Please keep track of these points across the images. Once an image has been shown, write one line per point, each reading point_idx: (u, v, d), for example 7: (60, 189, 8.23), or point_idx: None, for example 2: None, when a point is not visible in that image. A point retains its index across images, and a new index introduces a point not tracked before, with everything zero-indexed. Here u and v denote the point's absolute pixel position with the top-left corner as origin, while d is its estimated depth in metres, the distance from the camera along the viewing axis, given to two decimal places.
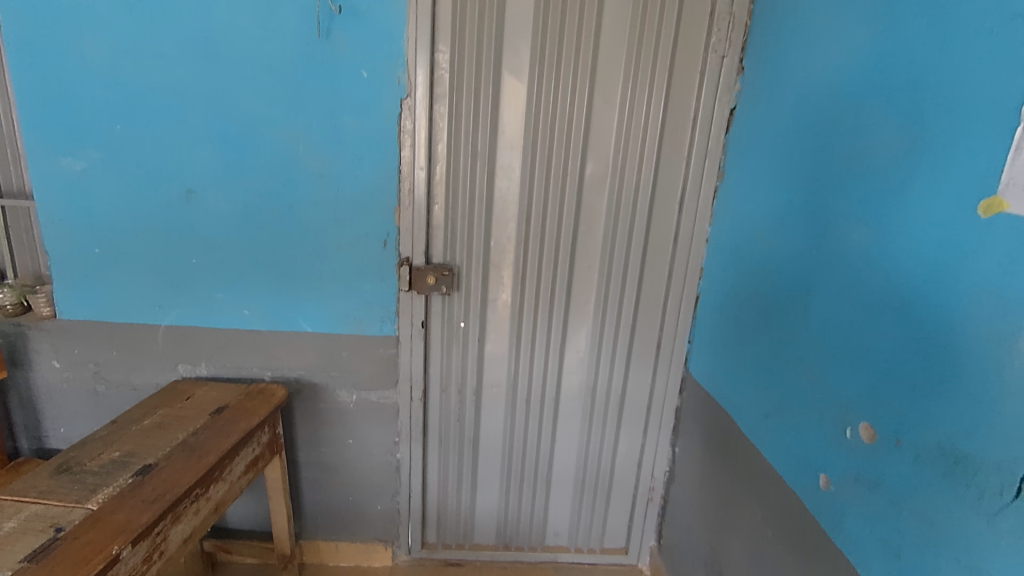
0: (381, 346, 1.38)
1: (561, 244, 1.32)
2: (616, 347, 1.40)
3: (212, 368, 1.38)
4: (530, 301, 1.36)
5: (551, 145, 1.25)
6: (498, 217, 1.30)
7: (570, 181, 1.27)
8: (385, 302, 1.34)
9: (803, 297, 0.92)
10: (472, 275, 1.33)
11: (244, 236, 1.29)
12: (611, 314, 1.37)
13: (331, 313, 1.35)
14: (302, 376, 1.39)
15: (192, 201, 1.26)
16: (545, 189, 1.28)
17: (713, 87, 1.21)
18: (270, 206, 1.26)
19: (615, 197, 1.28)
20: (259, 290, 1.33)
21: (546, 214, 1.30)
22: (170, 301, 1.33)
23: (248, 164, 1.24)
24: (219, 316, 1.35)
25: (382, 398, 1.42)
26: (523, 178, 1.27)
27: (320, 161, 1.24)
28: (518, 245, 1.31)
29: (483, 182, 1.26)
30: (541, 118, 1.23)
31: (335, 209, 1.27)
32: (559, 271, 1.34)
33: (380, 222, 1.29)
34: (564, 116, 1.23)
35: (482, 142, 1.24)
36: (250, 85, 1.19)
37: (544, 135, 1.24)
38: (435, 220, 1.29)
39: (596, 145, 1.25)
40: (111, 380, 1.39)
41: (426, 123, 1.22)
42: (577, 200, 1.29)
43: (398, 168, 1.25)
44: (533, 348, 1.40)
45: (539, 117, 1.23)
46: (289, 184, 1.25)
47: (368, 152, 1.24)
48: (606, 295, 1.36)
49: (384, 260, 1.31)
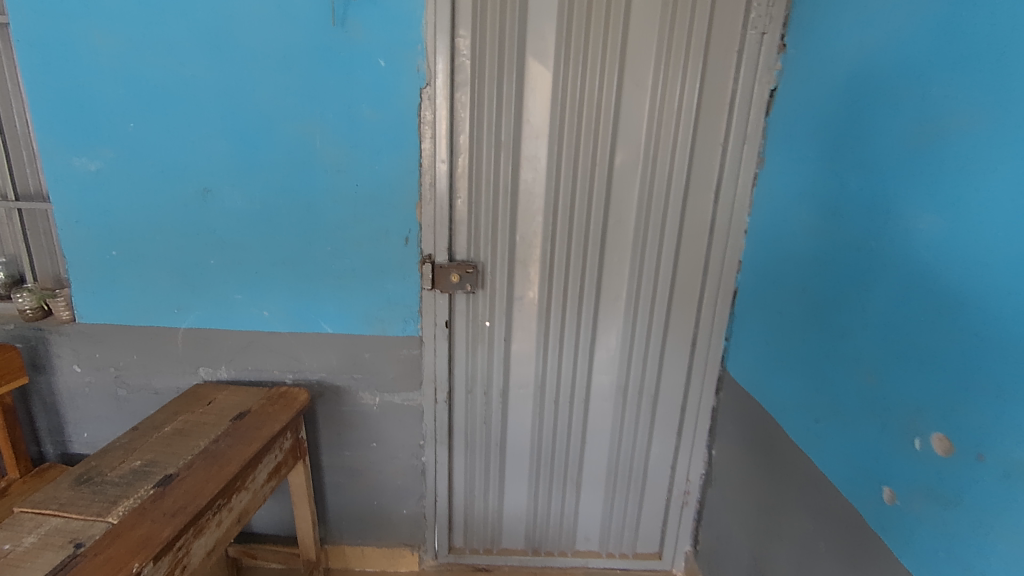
0: (404, 347, 1.33)
1: (590, 239, 1.26)
2: (649, 345, 1.34)
3: (233, 371, 1.35)
4: (558, 298, 1.30)
5: (580, 133, 1.18)
6: (525, 210, 1.24)
7: (599, 170, 1.21)
8: (408, 301, 1.29)
9: (859, 292, 0.85)
10: (498, 272, 1.28)
11: (262, 235, 1.25)
12: (644, 310, 1.31)
13: (352, 314, 1.30)
14: (324, 378, 1.36)
15: (208, 200, 1.22)
16: (573, 181, 1.21)
17: (753, 67, 1.13)
18: (288, 203, 1.22)
19: (648, 188, 1.22)
20: (279, 291, 1.29)
21: (574, 206, 1.23)
22: (189, 303, 1.30)
23: (264, 160, 1.19)
24: (238, 318, 1.31)
25: (406, 399, 1.38)
26: (550, 169, 1.20)
27: (338, 155, 1.19)
28: (545, 239, 1.25)
29: (508, 174, 1.20)
30: (568, 104, 1.16)
31: (355, 205, 1.22)
32: (588, 267, 1.28)
33: (401, 219, 1.24)
34: (593, 101, 1.16)
35: (506, 132, 1.18)
36: (264, 78, 1.14)
37: (571, 123, 1.18)
38: (457, 215, 1.24)
39: (627, 132, 1.18)
40: (133, 384, 1.37)
41: (447, 113, 1.16)
42: (607, 192, 1.22)
43: (420, 161, 1.20)
44: (561, 347, 1.34)
45: (566, 103, 1.16)
46: (308, 180, 1.21)
47: (387, 145, 1.18)
48: (638, 291, 1.30)
49: (406, 258, 1.26)
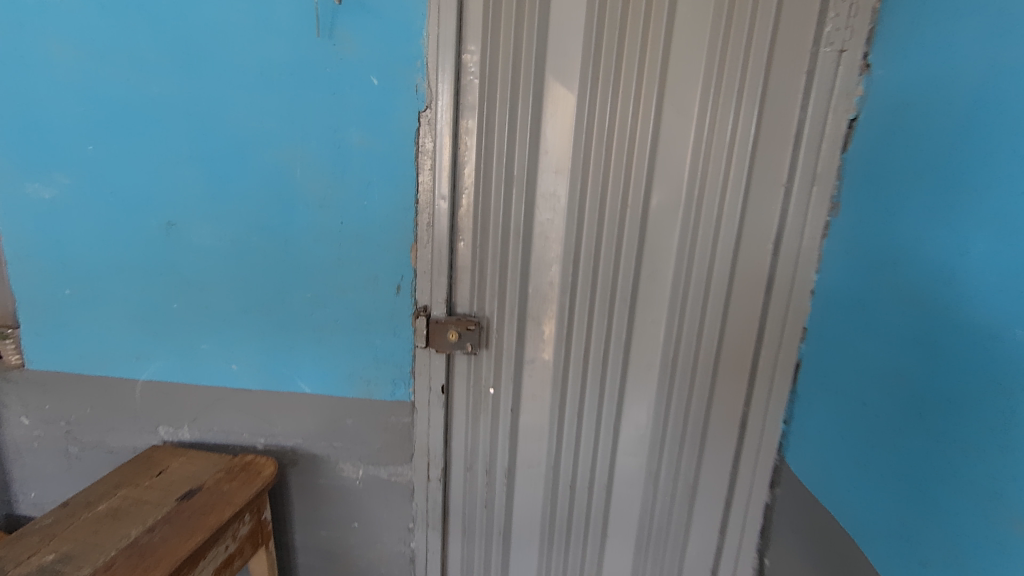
0: (392, 414, 1.13)
1: (617, 294, 1.04)
2: (685, 424, 1.10)
3: (197, 432, 1.17)
4: (577, 363, 1.08)
5: (608, 168, 0.98)
6: (539, 258, 1.03)
7: (631, 213, 0.99)
8: (398, 360, 1.09)
9: (996, 398, 0.59)
10: (505, 330, 1.07)
11: (232, 278, 1.07)
12: (681, 382, 1.08)
13: (333, 372, 1.11)
14: (299, 445, 1.16)
15: (172, 235, 1.05)
16: (598, 224, 1.00)
17: (826, 91, 0.91)
18: (262, 242, 1.04)
19: (690, 236, 1.00)
20: (250, 342, 1.10)
21: (599, 254, 1.02)
22: (149, 351, 1.12)
23: (236, 192, 1.02)
24: (203, 372, 1.13)
25: (393, 474, 1.17)
26: (571, 210, 1.00)
27: (321, 187, 1.01)
28: (563, 293, 1.04)
29: (521, 214, 1.00)
30: (595, 134, 0.96)
31: (338, 246, 1.03)
32: (614, 328, 1.06)
33: (392, 263, 1.04)
34: (625, 131, 0.96)
35: (520, 164, 0.98)
36: (238, 96, 0.97)
37: (597, 157, 0.97)
38: (459, 261, 1.04)
39: (666, 169, 0.97)
40: (84, 442, 1.19)
41: (450, 141, 0.97)
42: (640, 239, 1.01)
43: (416, 196, 1.00)
44: (580, 421, 1.12)
45: (593, 133, 0.96)
46: (285, 216, 1.03)
47: (379, 178, 1.00)
48: (674, 359, 1.07)
49: (397, 309, 1.06)
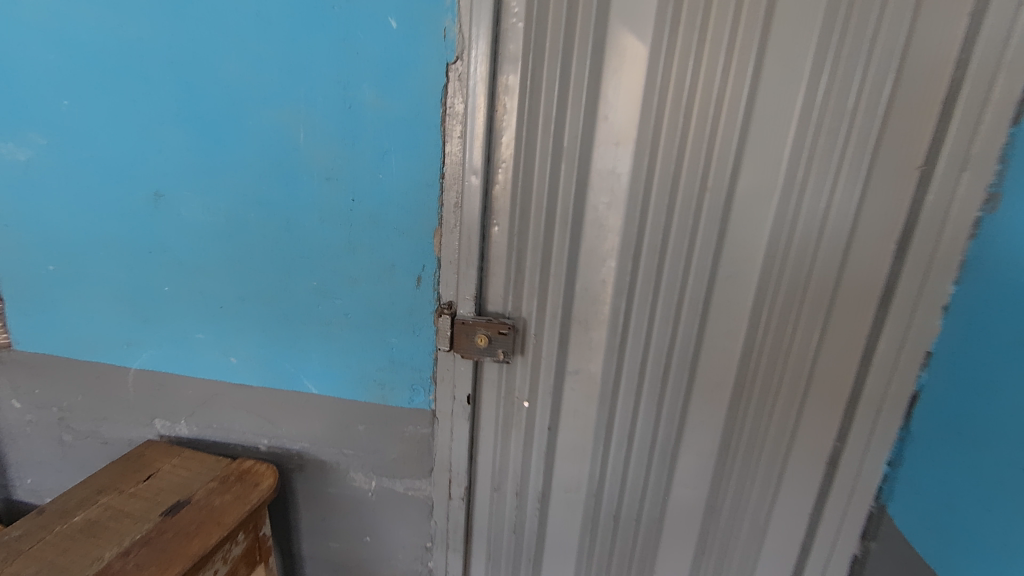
0: (410, 424, 0.97)
1: (685, 298, 0.84)
2: (758, 456, 0.91)
3: (195, 428, 1.05)
4: (630, 378, 0.89)
5: (685, 141, 0.76)
6: (591, 251, 0.84)
7: (710, 199, 0.78)
8: (417, 363, 0.93)
9: None
10: (545, 336, 0.89)
11: (228, 259, 0.92)
12: (759, 407, 0.88)
13: (343, 372, 0.95)
14: (306, 450, 1.03)
15: (161, 208, 0.91)
16: (667, 212, 0.80)
17: (1001, 41, 0.66)
18: (261, 220, 0.88)
19: (785, 230, 0.78)
20: (250, 333, 0.96)
21: (665, 250, 0.82)
22: (141, 338, 1.00)
23: (230, 159, 0.86)
24: (200, 364, 0.99)
25: (410, 488, 1.02)
26: (634, 193, 0.80)
27: (328, 156, 0.83)
28: (617, 295, 0.85)
29: (570, 195, 0.81)
30: (670, 96, 0.75)
31: (348, 228, 0.86)
32: (677, 338, 0.86)
33: (411, 251, 0.87)
34: (710, 93, 0.74)
35: (571, 134, 0.78)
36: (229, 42, 0.80)
37: (671, 126, 0.76)
38: (493, 250, 0.86)
39: (761, 144, 0.75)
40: (78, 431, 1.09)
41: (485, 103, 0.78)
42: (719, 232, 0.80)
43: (441, 171, 0.82)
44: (629, 445, 0.94)
45: (668, 95, 0.75)
46: (287, 190, 0.86)
47: (397, 147, 0.81)
48: (752, 379, 0.87)
49: (417, 305, 0.89)
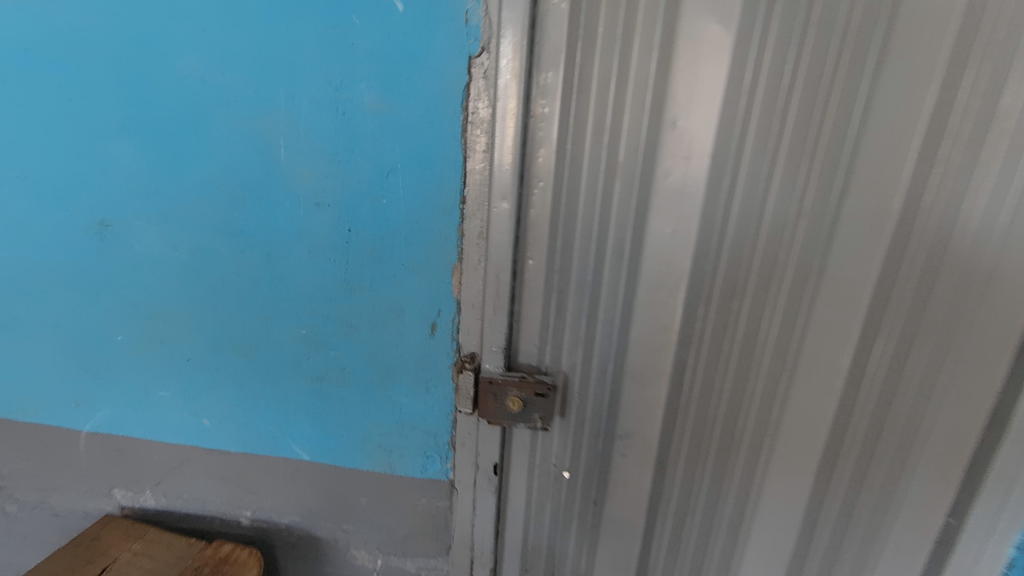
0: (422, 495, 0.80)
1: (766, 349, 0.67)
2: (841, 557, 0.70)
3: (162, 499, 0.87)
4: (693, 442, 0.73)
5: (775, 156, 0.59)
6: (650, 292, 0.67)
7: (805, 227, 0.61)
8: (431, 426, 0.76)
9: None
10: (590, 393, 0.72)
11: (195, 302, 0.74)
12: (849, 495, 0.67)
13: (341, 436, 0.78)
14: (296, 524, 0.85)
15: (108, 241, 0.73)
16: (750, 245, 0.63)
17: None
18: (234, 254, 0.71)
19: (901, 269, 0.58)
20: (225, 390, 0.78)
21: (745, 291, 0.65)
22: (92, 396, 0.82)
23: (193, 180, 0.68)
24: (166, 427, 0.82)
25: (423, 569, 0.85)
26: (707, 220, 0.63)
27: (316, 175, 0.65)
28: (682, 345, 0.69)
29: (626, 224, 0.64)
30: (759, 98, 0.58)
31: (344, 264, 0.69)
32: (754, 397, 0.69)
33: (423, 293, 0.69)
34: (814, 93, 0.57)
35: (629, 147, 0.61)
36: (186, 31, 0.62)
37: (760, 136, 0.59)
38: (527, 289, 0.69)
39: (877, 155, 0.56)
40: (24, 501, 0.91)
41: (518, 108, 0.61)
42: (812, 269, 0.62)
43: (461, 194, 0.64)
44: (689, 522, 0.77)
45: (757, 97, 0.58)
46: (265, 218, 0.68)
47: (404, 164, 0.63)
48: (841, 456, 0.67)
49: (431, 357, 0.72)
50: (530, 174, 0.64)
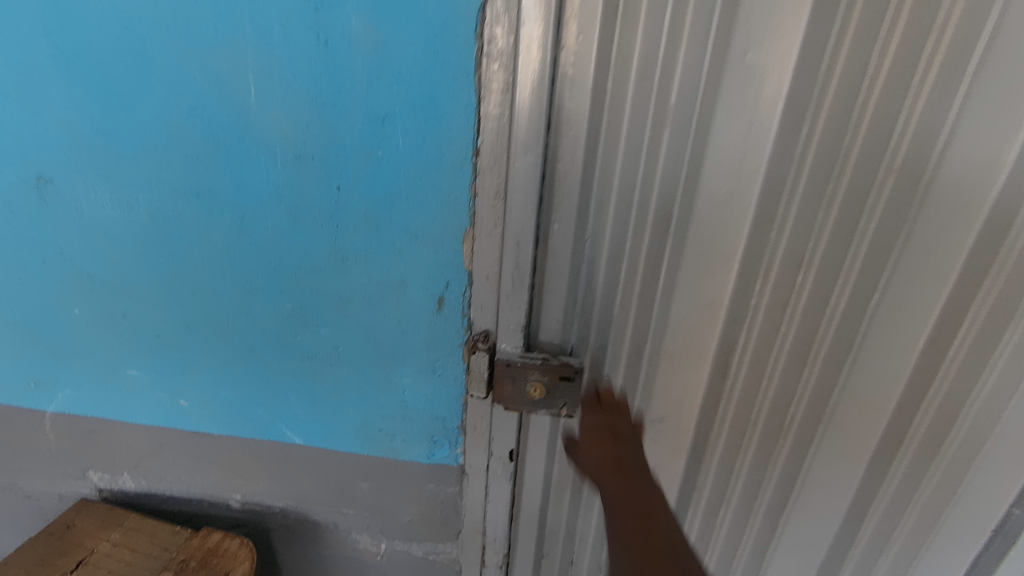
0: (429, 481, 0.73)
1: (828, 330, 0.57)
2: (888, 551, 0.64)
3: (143, 481, 0.79)
4: (735, 428, 0.66)
5: (866, 100, 0.48)
6: (697, 263, 0.57)
7: (892, 187, 0.50)
8: (439, 410, 0.67)
9: None
10: (620, 372, 0.65)
11: (161, 273, 0.63)
12: (903, 487, 0.60)
13: (337, 419, 0.70)
14: (292, 508, 0.78)
15: (50, 199, 0.61)
16: (822, 209, 0.53)
17: None
18: (202, 217, 0.59)
19: (1004, 242, 0.48)
20: (203, 370, 0.69)
21: (812, 263, 0.55)
22: (53, 375, 0.72)
23: (144, 126, 0.55)
24: (140, 408, 0.73)
25: (431, 553, 0.79)
26: (774, 180, 0.53)
27: (295, 122, 0.53)
28: (731, 324, 0.61)
29: (675, 183, 0.54)
30: (854, 27, 0.47)
31: (334, 230, 0.58)
32: (807, 384, 0.60)
33: (428, 263, 0.59)
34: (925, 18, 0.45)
35: (685, 87, 0.50)
36: None
37: (848, 76, 0.48)
38: (552, 259, 0.59)
39: (1002, 100, 0.44)
40: None
41: (546, 35, 0.48)
42: (895, 240, 0.52)
43: (474, 145, 0.52)
44: (724, 508, 0.71)
45: (850, 25, 0.47)
46: (236, 174, 0.56)
47: (403, 107, 0.51)
48: (901, 447, 0.59)
49: (438, 335, 0.62)
50: (558, 120, 0.53)
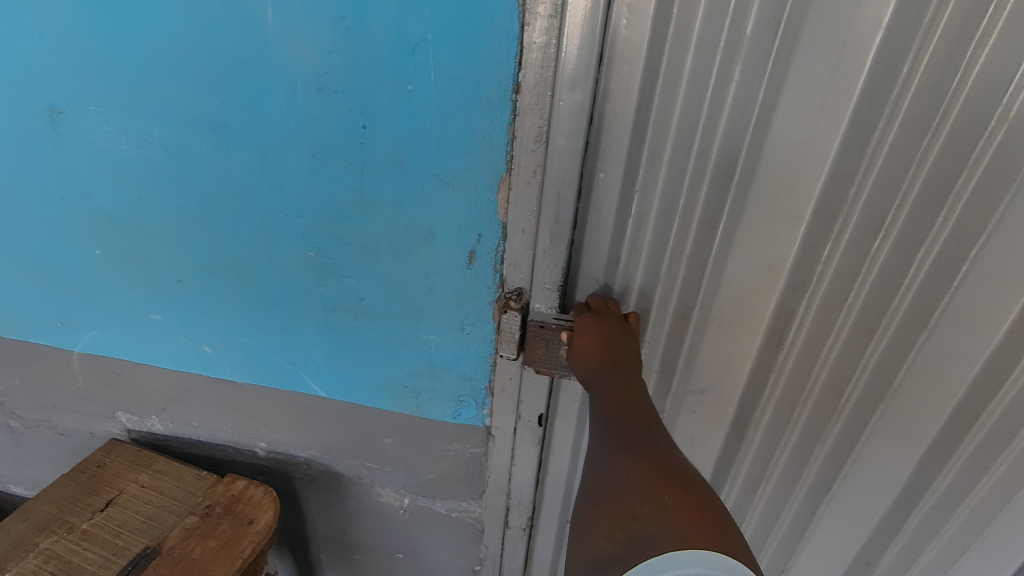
0: (454, 440, 0.70)
1: (902, 303, 0.52)
2: (942, 536, 0.61)
3: (170, 425, 0.79)
4: (784, 403, 0.62)
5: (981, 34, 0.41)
6: (759, 222, 0.53)
7: (999, 145, 0.43)
8: (467, 369, 0.64)
9: None
10: (662, 337, 0.61)
11: (179, 214, 0.60)
12: (966, 473, 0.56)
13: (361, 373, 0.67)
14: (316, 459, 0.78)
15: (64, 132, 0.58)
16: (913, 164, 0.47)
17: None
18: (220, 155, 0.55)
19: None
20: (225, 317, 0.67)
21: (892, 227, 0.50)
22: (78, 316, 0.71)
23: (154, 52, 0.51)
24: (164, 352, 0.72)
25: (453, 510, 0.78)
26: (859, 128, 0.47)
27: (316, 48, 0.47)
28: (792, 292, 0.56)
29: (742, 130, 0.49)
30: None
31: (359, 173, 0.53)
32: (870, 359, 0.55)
33: (460, 213, 0.54)
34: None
35: (765, 17, 0.44)
36: None
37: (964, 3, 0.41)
38: (597, 214, 0.54)
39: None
40: (28, 419, 0.85)
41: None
42: (998, 209, 0.45)
43: (515, 80, 0.46)
44: (763, 486, 0.69)
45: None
46: (254, 108, 0.52)
47: (434, 33, 0.45)
48: (968, 436, 0.54)
49: (467, 291, 0.58)
50: (613, 54, 0.47)
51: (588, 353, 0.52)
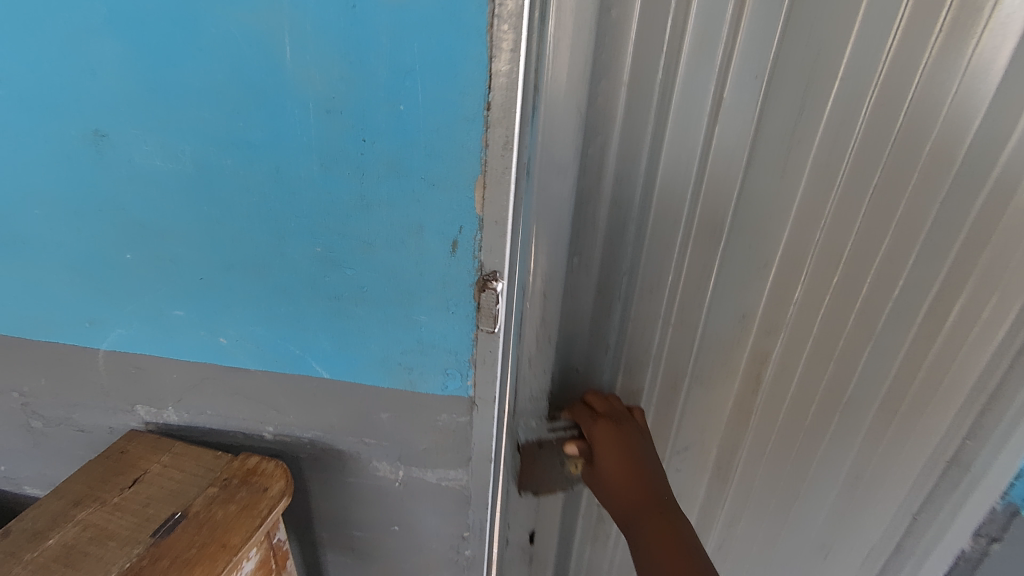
0: (443, 411, 0.81)
1: (852, 299, 0.84)
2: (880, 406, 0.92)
3: (185, 414, 0.88)
4: (772, 376, 0.90)
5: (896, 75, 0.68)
6: (740, 251, 0.79)
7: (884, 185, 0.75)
8: (453, 345, 0.75)
9: None
10: (667, 341, 0.85)
11: (204, 218, 0.71)
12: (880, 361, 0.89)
13: (362, 354, 0.78)
14: (319, 438, 0.87)
15: (104, 151, 0.68)
16: (855, 206, 0.76)
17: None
18: (243, 167, 0.66)
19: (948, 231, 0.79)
20: (241, 310, 0.77)
21: (840, 254, 0.80)
22: (105, 315, 0.80)
23: (190, 82, 0.62)
24: (184, 344, 0.81)
25: (443, 479, 0.88)
26: (816, 184, 0.75)
27: (329, 77, 0.59)
28: (764, 319, 0.85)
29: (722, 193, 0.74)
30: (895, 46, 0.67)
31: (361, 178, 0.65)
32: (832, 330, 0.86)
33: (444, 208, 0.66)
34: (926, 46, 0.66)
35: (729, 120, 0.69)
36: None
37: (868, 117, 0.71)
38: (621, 266, 0.78)
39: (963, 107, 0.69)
40: (48, 417, 0.93)
41: (637, 46, 0.64)
42: (919, 213, 0.77)
43: (486, 99, 0.59)
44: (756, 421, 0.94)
45: (873, 27, 0.65)
46: (272, 127, 0.63)
47: (422, 62, 0.57)
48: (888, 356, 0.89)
49: (450, 274, 0.70)
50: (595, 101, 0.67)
51: (612, 479, 0.79)
